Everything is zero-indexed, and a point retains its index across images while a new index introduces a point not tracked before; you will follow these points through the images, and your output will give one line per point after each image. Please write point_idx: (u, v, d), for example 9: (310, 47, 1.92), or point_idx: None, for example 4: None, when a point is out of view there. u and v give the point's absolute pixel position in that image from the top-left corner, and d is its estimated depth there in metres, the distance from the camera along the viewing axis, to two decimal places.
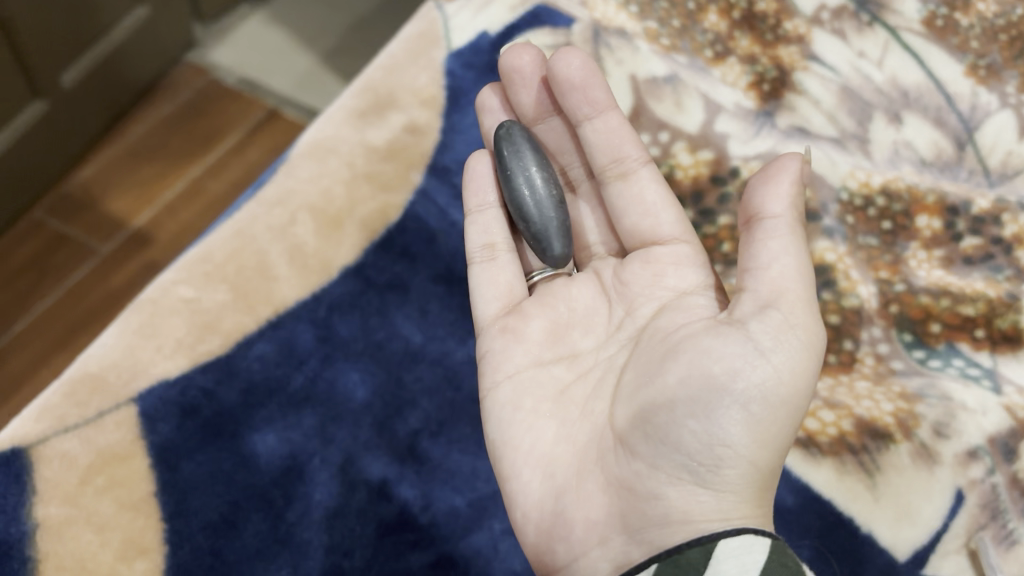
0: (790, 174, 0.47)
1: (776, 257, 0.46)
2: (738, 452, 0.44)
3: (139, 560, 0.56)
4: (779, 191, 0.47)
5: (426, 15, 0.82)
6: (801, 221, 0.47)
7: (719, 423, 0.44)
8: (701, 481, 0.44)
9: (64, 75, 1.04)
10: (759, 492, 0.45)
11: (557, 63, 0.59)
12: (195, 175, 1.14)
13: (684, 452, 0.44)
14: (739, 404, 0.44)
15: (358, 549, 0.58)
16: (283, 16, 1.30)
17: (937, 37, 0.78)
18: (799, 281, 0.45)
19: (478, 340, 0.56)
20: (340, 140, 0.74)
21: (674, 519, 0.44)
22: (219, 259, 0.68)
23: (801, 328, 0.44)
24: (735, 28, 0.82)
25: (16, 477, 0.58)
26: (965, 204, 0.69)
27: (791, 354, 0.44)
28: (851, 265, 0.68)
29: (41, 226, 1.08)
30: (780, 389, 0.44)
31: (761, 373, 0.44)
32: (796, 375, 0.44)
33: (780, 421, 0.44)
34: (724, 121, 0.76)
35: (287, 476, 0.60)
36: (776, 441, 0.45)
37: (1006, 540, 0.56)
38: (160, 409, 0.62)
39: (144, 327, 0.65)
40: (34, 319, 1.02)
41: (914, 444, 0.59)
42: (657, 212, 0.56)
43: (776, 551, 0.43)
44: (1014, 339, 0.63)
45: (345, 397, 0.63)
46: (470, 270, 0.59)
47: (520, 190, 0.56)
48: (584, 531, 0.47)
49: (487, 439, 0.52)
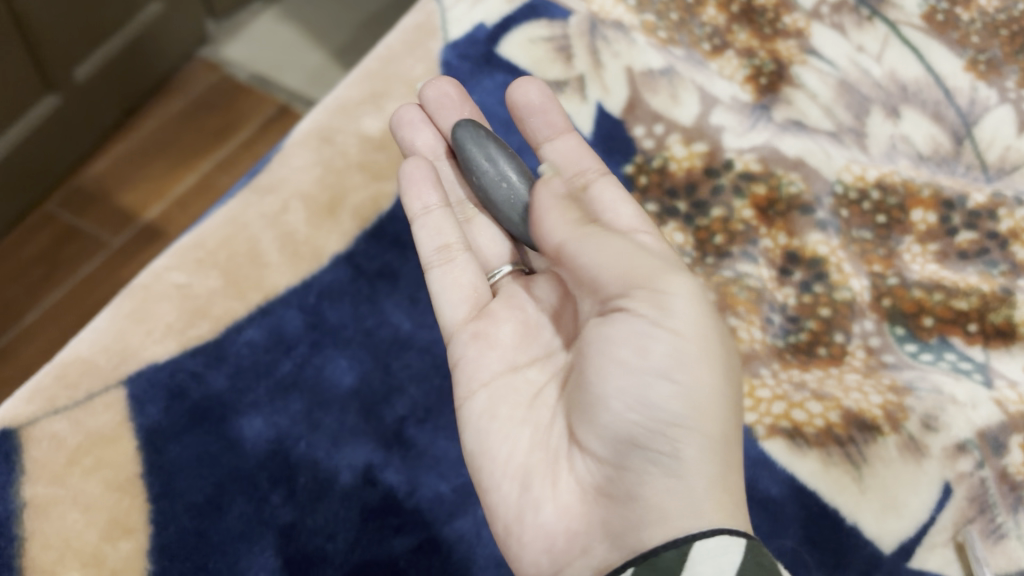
0: (544, 207, 0.49)
1: (591, 269, 0.46)
2: (683, 426, 0.44)
3: (124, 541, 0.56)
4: (559, 205, 0.49)
5: (425, 7, 0.83)
6: (581, 223, 0.48)
7: (653, 402, 0.44)
8: (664, 466, 0.43)
9: (77, 70, 1.04)
10: (724, 465, 0.44)
11: (516, 90, 0.62)
12: (207, 170, 1.14)
13: (630, 439, 0.44)
14: (660, 376, 0.44)
15: (342, 532, 0.58)
16: (293, 14, 1.31)
17: (937, 32, 0.79)
18: (646, 261, 0.46)
19: (450, 348, 0.55)
20: (335, 129, 0.74)
21: (653, 513, 0.43)
22: (211, 246, 0.68)
23: (682, 285, 0.46)
24: (733, 21, 0.81)
25: (5, 456, 0.58)
26: (961, 199, 0.69)
27: (685, 311, 0.45)
28: (844, 258, 0.67)
29: (53, 219, 1.08)
30: (693, 349, 0.45)
31: (665, 340, 0.44)
32: (699, 330, 0.45)
33: (708, 377, 0.45)
34: (719, 114, 0.75)
35: (274, 460, 0.60)
36: (716, 402, 0.45)
37: (994, 534, 0.56)
38: (148, 391, 0.62)
39: (135, 311, 0.65)
40: (45, 312, 1.02)
41: (902, 436, 0.59)
42: (616, 207, 0.56)
43: (753, 550, 0.41)
44: (1008, 334, 0.63)
45: (332, 384, 0.64)
46: (428, 276, 0.57)
47: (498, 187, 0.55)
48: (566, 541, 0.45)
49: (464, 450, 0.51)
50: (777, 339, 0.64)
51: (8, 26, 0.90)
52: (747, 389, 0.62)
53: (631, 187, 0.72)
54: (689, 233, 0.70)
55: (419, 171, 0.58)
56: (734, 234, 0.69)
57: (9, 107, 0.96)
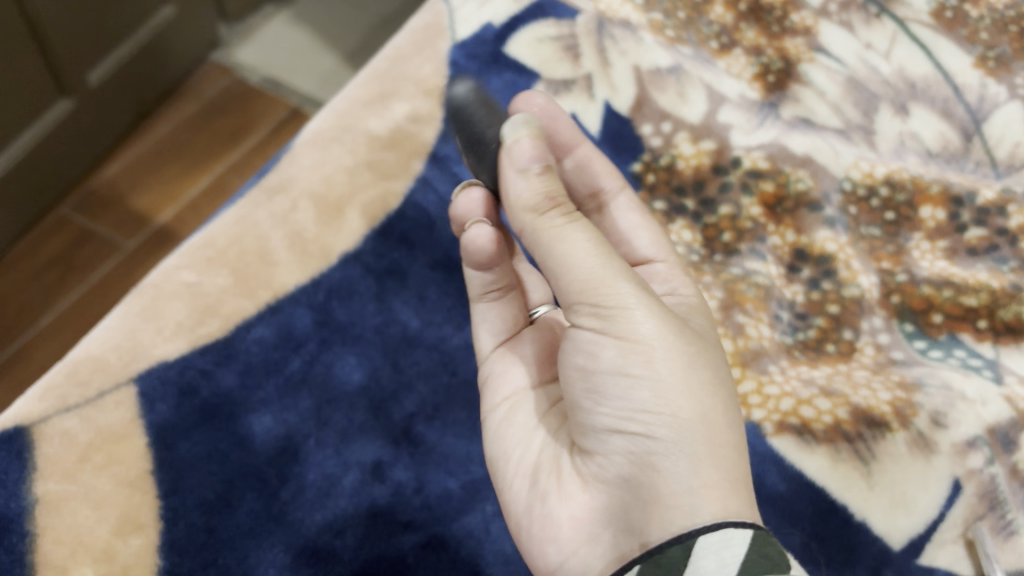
0: (512, 194, 0.46)
1: (560, 261, 0.44)
2: (653, 411, 0.43)
3: (134, 536, 0.57)
4: (523, 184, 0.45)
5: (432, 7, 0.83)
6: (547, 211, 0.45)
7: (616, 399, 0.44)
8: (645, 448, 0.43)
9: (89, 75, 1.03)
10: (710, 441, 0.43)
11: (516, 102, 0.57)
12: (220, 172, 1.15)
13: (606, 433, 0.44)
14: (618, 371, 0.44)
15: (351, 528, 0.58)
16: (305, 18, 1.32)
17: (945, 29, 0.79)
18: (600, 261, 0.44)
19: (481, 369, 0.57)
20: (343, 129, 0.74)
21: (647, 493, 0.42)
22: (221, 244, 0.68)
23: (622, 281, 0.44)
24: (742, 20, 0.80)
25: (18, 454, 0.59)
26: (970, 195, 0.69)
27: (631, 305, 0.44)
28: (852, 255, 0.67)
29: (68, 223, 1.09)
30: (646, 337, 0.44)
31: (616, 336, 0.44)
32: (651, 320, 0.44)
33: (668, 362, 0.44)
34: (727, 111, 0.74)
35: (282, 457, 0.61)
36: (685, 384, 0.44)
37: (1005, 531, 0.57)
38: (159, 389, 0.62)
39: (146, 310, 0.65)
40: (60, 313, 1.02)
41: (911, 433, 0.59)
42: (636, 234, 0.58)
43: (759, 542, 0.40)
44: (1017, 330, 0.63)
45: (341, 381, 0.64)
46: (475, 305, 0.59)
47: (494, 111, 0.49)
48: (572, 530, 0.45)
49: (487, 458, 0.53)
50: (785, 336, 0.64)
51: (20, 29, 0.89)
52: (754, 386, 0.61)
53: (639, 186, 0.72)
54: (697, 231, 0.70)
55: (485, 200, 0.52)
56: (742, 231, 0.69)
57: (22, 112, 0.95)
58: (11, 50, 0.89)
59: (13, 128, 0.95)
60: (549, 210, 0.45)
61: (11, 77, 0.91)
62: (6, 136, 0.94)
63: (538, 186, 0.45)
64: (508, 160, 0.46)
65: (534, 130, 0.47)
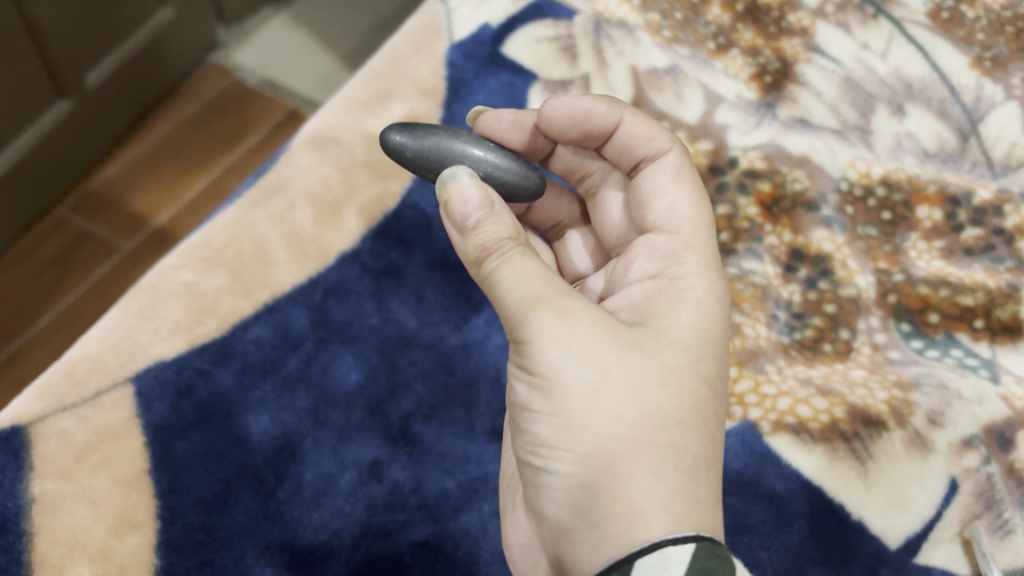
0: (458, 249, 0.46)
1: (491, 295, 0.44)
2: (550, 447, 0.42)
3: (132, 535, 0.57)
4: (466, 239, 0.45)
5: (430, 8, 0.83)
6: (485, 261, 0.44)
7: (527, 435, 0.44)
8: (552, 486, 0.43)
9: (88, 76, 1.03)
10: (613, 479, 0.41)
11: (547, 105, 0.56)
12: (217, 174, 1.15)
13: (525, 467, 0.45)
14: (529, 410, 0.43)
15: (348, 528, 0.58)
16: (304, 20, 1.32)
17: (942, 30, 0.79)
18: (513, 297, 0.42)
19: None
20: (340, 130, 0.75)
21: (558, 530, 0.44)
22: (218, 244, 0.68)
23: (528, 315, 0.41)
24: (738, 20, 0.81)
25: (15, 453, 0.59)
26: (966, 195, 0.69)
27: (534, 339, 0.41)
28: (848, 255, 0.67)
29: (66, 224, 1.09)
30: (550, 373, 0.41)
31: (526, 374, 0.43)
32: (560, 353, 0.41)
33: (574, 400, 0.41)
34: (723, 112, 0.74)
35: (280, 456, 0.61)
36: (589, 421, 0.41)
37: (1001, 530, 0.57)
38: (156, 389, 0.62)
39: (143, 310, 0.65)
40: (58, 314, 1.02)
41: (907, 432, 0.59)
42: (654, 198, 0.53)
43: (702, 558, 0.39)
44: (1013, 330, 0.63)
45: (338, 381, 0.64)
46: None
47: (426, 147, 0.51)
48: (521, 552, 0.49)
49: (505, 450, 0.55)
50: (782, 335, 0.64)
51: (19, 29, 0.89)
52: (751, 385, 0.62)
53: None
54: None
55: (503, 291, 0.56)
56: (739, 231, 0.68)
57: (21, 111, 0.95)
58: (11, 50, 0.89)
59: (12, 128, 0.95)
60: (487, 259, 0.44)
61: (10, 77, 0.91)
62: (5, 137, 0.94)
63: (473, 238, 0.45)
64: (451, 217, 0.46)
65: (467, 180, 0.46)
